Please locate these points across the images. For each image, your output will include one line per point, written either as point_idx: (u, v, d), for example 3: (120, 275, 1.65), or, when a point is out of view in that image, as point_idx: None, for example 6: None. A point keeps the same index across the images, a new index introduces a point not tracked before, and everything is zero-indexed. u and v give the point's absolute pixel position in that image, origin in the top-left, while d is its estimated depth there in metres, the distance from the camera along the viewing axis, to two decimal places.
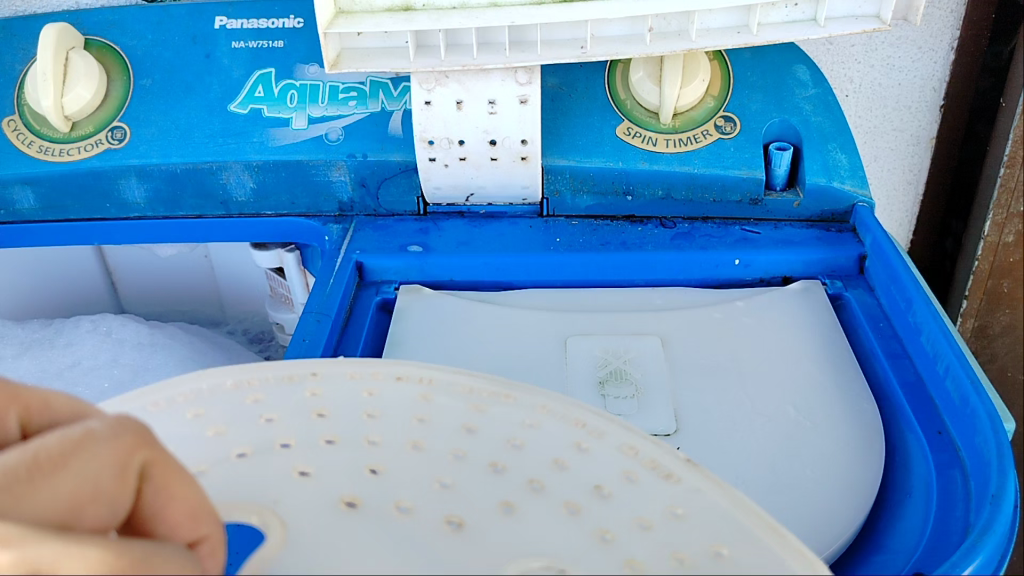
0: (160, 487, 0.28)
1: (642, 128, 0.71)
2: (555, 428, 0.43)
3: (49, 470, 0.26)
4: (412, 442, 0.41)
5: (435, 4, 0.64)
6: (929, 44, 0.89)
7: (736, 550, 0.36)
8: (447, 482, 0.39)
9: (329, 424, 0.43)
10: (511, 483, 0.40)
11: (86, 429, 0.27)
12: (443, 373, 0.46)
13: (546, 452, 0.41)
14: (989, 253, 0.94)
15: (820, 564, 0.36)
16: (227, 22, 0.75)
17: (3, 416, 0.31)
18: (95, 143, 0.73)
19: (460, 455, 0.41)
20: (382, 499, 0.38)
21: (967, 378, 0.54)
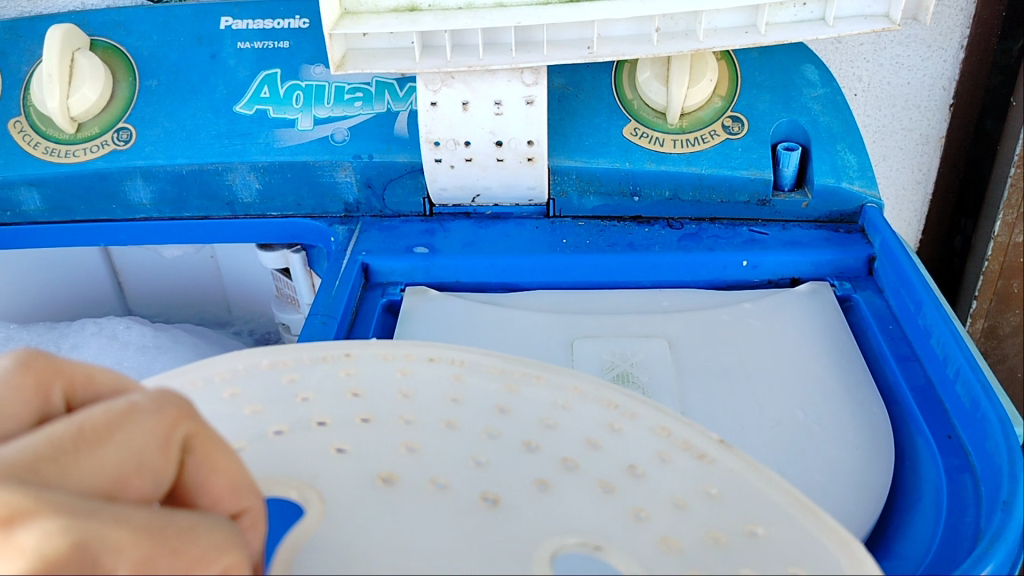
0: (202, 459, 0.29)
1: (649, 129, 0.71)
2: (588, 408, 0.43)
3: (94, 443, 0.26)
4: (446, 421, 0.41)
5: (440, 4, 0.64)
6: (939, 42, 0.88)
7: (771, 530, 0.36)
8: (482, 460, 0.39)
9: (364, 403, 0.42)
10: (546, 462, 0.39)
11: (131, 403, 0.27)
12: (473, 355, 0.46)
13: (580, 432, 0.41)
14: (999, 253, 0.93)
15: (855, 543, 0.36)
16: (232, 22, 0.75)
17: (48, 391, 0.30)
18: (101, 144, 0.73)
19: (493, 434, 0.41)
20: (418, 475, 0.38)
21: (977, 383, 0.53)
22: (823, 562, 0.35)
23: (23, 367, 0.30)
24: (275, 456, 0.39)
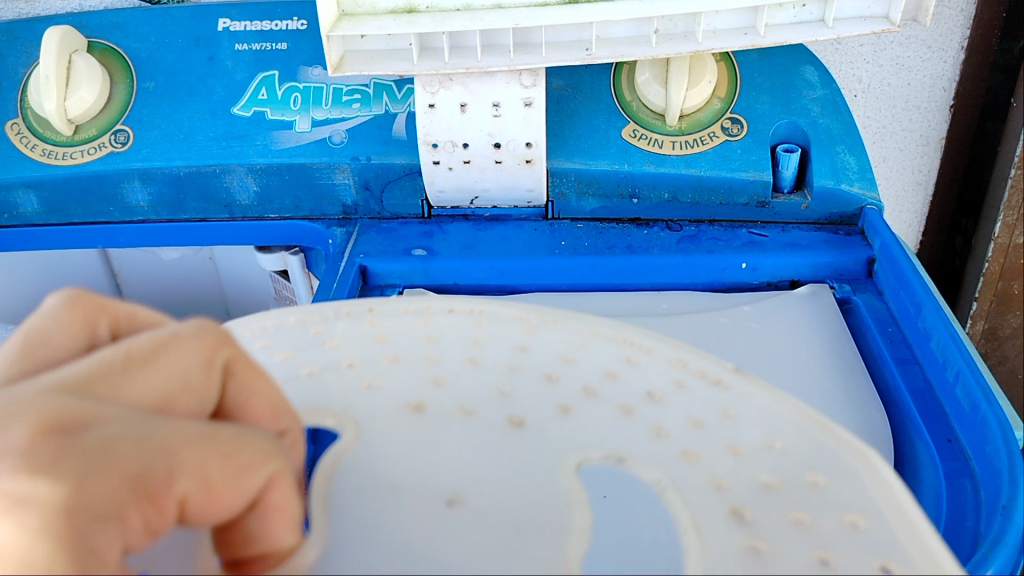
0: (242, 382, 0.29)
1: (647, 130, 0.71)
2: (604, 342, 0.42)
3: (140, 364, 0.26)
4: (468, 358, 0.41)
5: (439, 6, 0.63)
6: (938, 43, 0.88)
7: (790, 443, 0.36)
8: (506, 389, 0.39)
9: (391, 345, 0.42)
10: (566, 391, 0.39)
11: (172, 332, 0.27)
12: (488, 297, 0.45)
13: (598, 363, 0.40)
14: (1000, 255, 0.93)
15: (872, 453, 0.35)
16: (230, 24, 0.74)
17: (95, 326, 0.28)
18: (98, 146, 0.73)
19: (514, 367, 0.40)
20: (445, 402, 0.38)
21: (977, 386, 0.53)
22: (844, 477, 0.34)
23: (69, 304, 0.28)
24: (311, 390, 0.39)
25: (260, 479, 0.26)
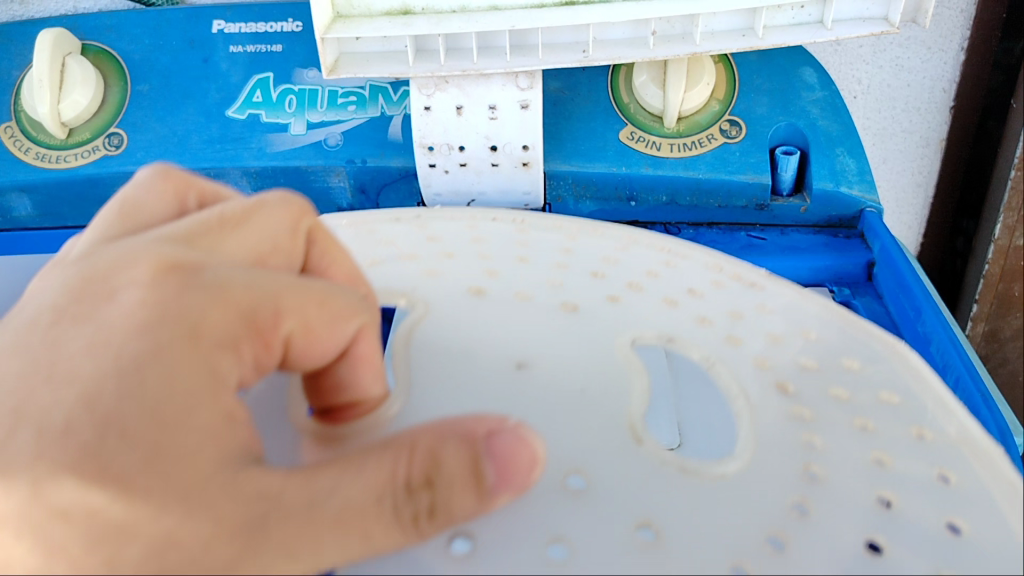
0: (323, 251, 0.39)
1: (645, 132, 0.70)
2: (693, 266, 0.54)
3: (234, 223, 0.35)
4: (556, 264, 0.53)
5: (434, 7, 0.63)
6: (939, 44, 0.87)
7: (821, 333, 0.48)
8: (557, 283, 0.50)
9: (488, 261, 0.53)
10: (612, 284, 0.51)
11: (259, 201, 0.37)
12: (532, 216, 0.60)
13: (640, 268, 0.53)
14: (1000, 257, 0.92)
15: (901, 344, 0.46)
16: (224, 26, 0.74)
17: (185, 197, 0.38)
18: (92, 149, 0.72)
19: (597, 275, 0.52)
20: (549, 298, 0.48)
21: (976, 392, 0.52)
22: (884, 371, 0.44)
23: (163, 176, 0.39)
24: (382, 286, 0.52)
25: (350, 327, 0.34)
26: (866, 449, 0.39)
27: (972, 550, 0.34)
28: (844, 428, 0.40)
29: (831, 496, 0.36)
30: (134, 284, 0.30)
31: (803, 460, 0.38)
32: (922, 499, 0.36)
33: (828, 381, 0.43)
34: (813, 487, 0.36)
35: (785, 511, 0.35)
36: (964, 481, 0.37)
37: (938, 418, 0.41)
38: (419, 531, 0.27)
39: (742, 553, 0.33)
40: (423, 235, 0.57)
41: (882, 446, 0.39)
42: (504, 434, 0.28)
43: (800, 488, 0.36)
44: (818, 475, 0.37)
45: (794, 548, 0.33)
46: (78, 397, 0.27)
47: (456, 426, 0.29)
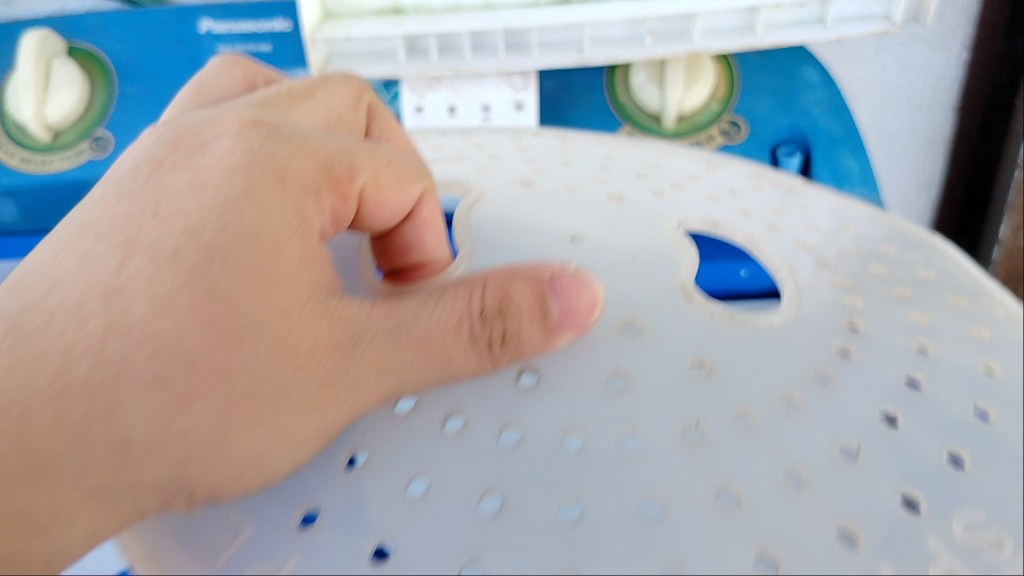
0: (381, 124, 0.48)
1: (644, 133, 0.68)
2: (732, 172, 0.52)
3: (303, 91, 0.44)
4: (601, 167, 0.51)
5: (426, 6, 0.61)
6: (942, 43, 0.86)
7: (868, 231, 0.46)
8: (600, 181, 0.49)
9: (529, 163, 0.52)
10: (654, 184, 0.49)
11: (324, 77, 0.46)
12: (573, 138, 0.59)
13: (682, 172, 0.52)
14: (1005, 257, 0.89)
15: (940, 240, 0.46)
16: (212, 26, 0.72)
17: (258, 76, 0.50)
18: (77, 153, 0.71)
19: (641, 176, 0.50)
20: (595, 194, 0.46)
21: None
22: (928, 260, 0.44)
23: (235, 65, 0.49)
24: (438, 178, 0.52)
25: (415, 188, 0.42)
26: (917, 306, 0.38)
27: (1012, 390, 0.33)
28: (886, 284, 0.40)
29: (884, 341, 0.35)
30: (223, 137, 0.37)
31: (848, 306, 0.37)
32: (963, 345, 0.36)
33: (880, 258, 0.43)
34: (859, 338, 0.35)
35: (831, 352, 0.34)
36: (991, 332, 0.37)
37: (977, 295, 0.41)
38: (493, 356, 0.33)
39: (748, 400, 0.31)
40: (470, 145, 0.58)
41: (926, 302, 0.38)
42: (566, 277, 0.34)
43: (843, 334, 0.35)
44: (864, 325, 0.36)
45: (841, 386, 0.32)
46: (184, 227, 0.32)
47: (523, 270, 0.35)
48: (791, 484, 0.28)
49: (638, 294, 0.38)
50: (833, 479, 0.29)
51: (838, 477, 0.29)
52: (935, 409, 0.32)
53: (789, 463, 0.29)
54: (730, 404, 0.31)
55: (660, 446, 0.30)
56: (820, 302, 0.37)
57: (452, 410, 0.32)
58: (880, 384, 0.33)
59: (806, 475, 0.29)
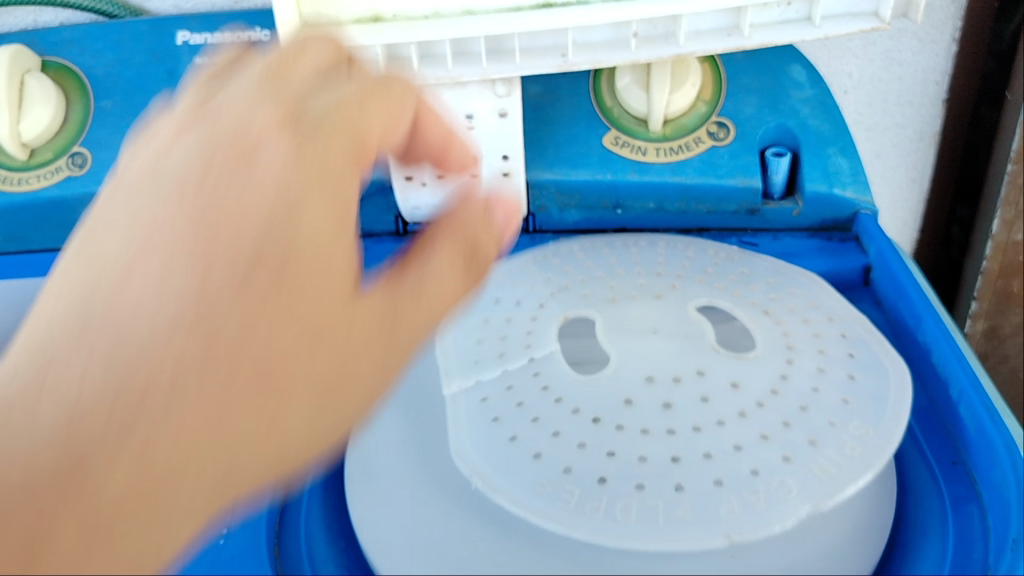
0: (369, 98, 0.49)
1: (630, 137, 0.68)
2: (676, 252, 0.65)
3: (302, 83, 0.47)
4: (589, 295, 0.59)
5: (405, 13, 0.59)
6: (931, 36, 0.85)
7: (774, 276, 0.61)
8: (615, 300, 0.58)
9: (532, 308, 0.59)
10: (629, 283, 0.60)
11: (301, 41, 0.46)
12: (553, 250, 0.66)
13: (652, 273, 0.62)
14: (998, 253, 0.92)
15: (789, 264, 0.63)
16: (189, 37, 0.71)
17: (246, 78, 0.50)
18: (55, 170, 0.70)
19: (613, 288, 0.60)
20: (631, 397, 0.50)
21: (981, 407, 0.49)
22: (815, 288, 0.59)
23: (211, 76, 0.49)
24: (463, 339, 0.57)
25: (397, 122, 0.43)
26: (834, 393, 0.50)
27: (883, 374, 0.51)
28: (811, 361, 0.52)
29: (800, 378, 0.51)
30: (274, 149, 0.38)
31: (781, 371, 0.51)
32: (876, 406, 0.49)
33: (813, 327, 0.55)
34: (785, 383, 0.50)
35: (800, 441, 0.47)
36: (866, 354, 0.53)
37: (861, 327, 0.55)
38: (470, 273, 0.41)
39: (737, 380, 0.50)
40: (478, 323, 0.59)
41: (846, 355, 0.53)
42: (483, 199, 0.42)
43: (803, 452, 0.46)
44: (792, 377, 0.51)
45: (784, 394, 0.50)
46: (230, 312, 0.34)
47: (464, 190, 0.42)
48: (784, 457, 0.46)
49: (669, 353, 0.53)
50: (811, 425, 0.48)
51: (834, 438, 0.47)
52: (869, 394, 0.50)
53: (785, 419, 0.48)
54: (749, 400, 0.49)
55: (739, 477, 0.45)
56: (760, 334, 0.54)
57: (629, 397, 0.50)
58: (805, 370, 0.51)
59: (792, 421, 0.48)
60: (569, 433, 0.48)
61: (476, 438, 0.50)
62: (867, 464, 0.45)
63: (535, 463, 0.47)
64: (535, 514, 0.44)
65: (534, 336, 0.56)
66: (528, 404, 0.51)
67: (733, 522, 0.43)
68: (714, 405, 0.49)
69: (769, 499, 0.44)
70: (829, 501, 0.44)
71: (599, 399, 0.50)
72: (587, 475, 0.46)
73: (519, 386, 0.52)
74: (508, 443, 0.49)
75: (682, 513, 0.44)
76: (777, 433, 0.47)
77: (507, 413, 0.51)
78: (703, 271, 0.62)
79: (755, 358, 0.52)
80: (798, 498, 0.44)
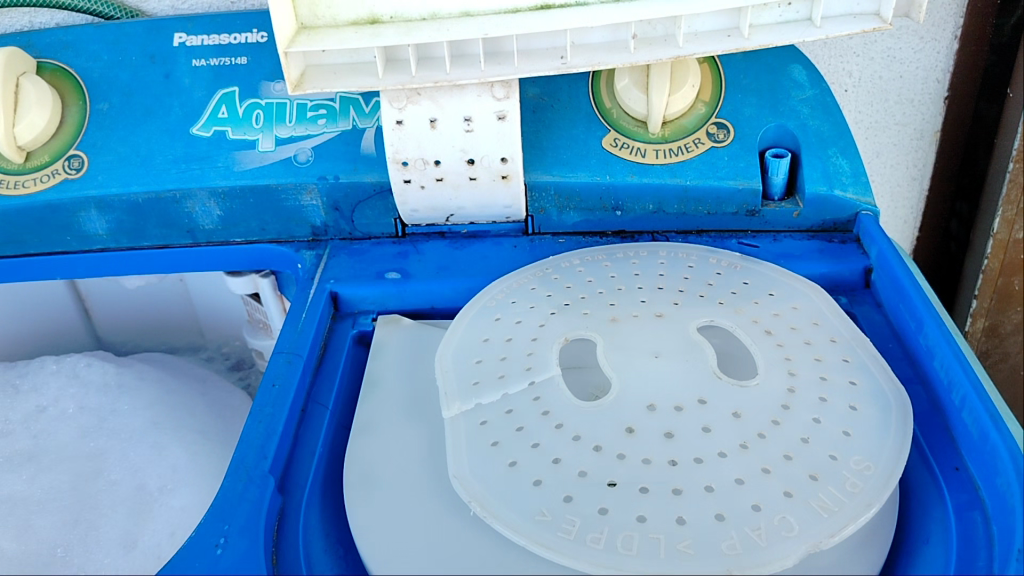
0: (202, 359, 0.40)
1: (629, 139, 0.67)
2: (678, 262, 0.64)
3: None
4: (590, 313, 0.59)
5: (403, 15, 0.60)
6: (932, 33, 0.84)
7: (778, 290, 0.61)
8: (615, 319, 0.59)
9: (534, 325, 0.59)
10: (630, 301, 0.60)
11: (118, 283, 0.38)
12: (554, 264, 0.65)
13: (654, 288, 0.62)
14: (1000, 251, 0.91)
15: (793, 275, 0.63)
16: (186, 39, 0.71)
17: None
18: (51, 173, 0.69)
19: (614, 304, 0.60)
20: (631, 427, 0.50)
21: (984, 412, 0.49)
22: (818, 307, 0.59)
23: None
24: (464, 360, 0.57)
25: None
26: (836, 424, 0.50)
27: (886, 403, 0.51)
28: (814, 388, 0.52)
29: (802, 408, 0.51)
30: None
31: (782, 401, 0.51)
32: (878, 439, 0.49)
33: (815, 351, 0.55)
34: (786, 413, 0.50)
35: (802, 478, 0.47)
36: (869, 381, 0.53)
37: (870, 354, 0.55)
38: None
39: (739, 410, 0.51)
40: (478, 341, 0.59)
41: (848, 383, 0.53)
42: None
43: (806, 490, 0.46)
44: (794, 408, 0.51)
45: (786, 425, 0.50)
46: None
47: None
48: (785, 492, 0.46)
49: (671, 384, 0.53)
50: (812, 459, 0.48)
51: (836, 473, 0.47)
52: (870, 426, 0.50)
53: (786, 452, 0.48)
54: (750, 431, 0.49)
55: (740, 513, 0.45)
56: (762, 357, 0.54)
57: (630, 426, 0.50)
58: (807, 399, 0.51)
59: (793, 455, 0.48)
60: (571, 461, 0.49)
61: (475, 463, 0.50)
62: (869, 502, 0.45)
63: (536, 491, 0.47)
64: (535, 544, 0.45)
65: (534, 358, 0.56)
66: (529, 429, 0.51)
67: (734, 558, 0.43)
68: (715, 436, 0.49)
69: (771, 535, 0.44)
70: (830, 539, 0.44)
71: (601, 428, 0.50)
72: (588, 504, 0.46)
73: (520, 410, 0.53)
74: (508, 469, 0.49)
75: (684, 547, 0.44)
76: (778, 467, 0.47)
77: (508, 438, 0.51)
78: (705, 284, 0.62)
79: (757, 385, 0.52)
80: (799, 536, 0.44)
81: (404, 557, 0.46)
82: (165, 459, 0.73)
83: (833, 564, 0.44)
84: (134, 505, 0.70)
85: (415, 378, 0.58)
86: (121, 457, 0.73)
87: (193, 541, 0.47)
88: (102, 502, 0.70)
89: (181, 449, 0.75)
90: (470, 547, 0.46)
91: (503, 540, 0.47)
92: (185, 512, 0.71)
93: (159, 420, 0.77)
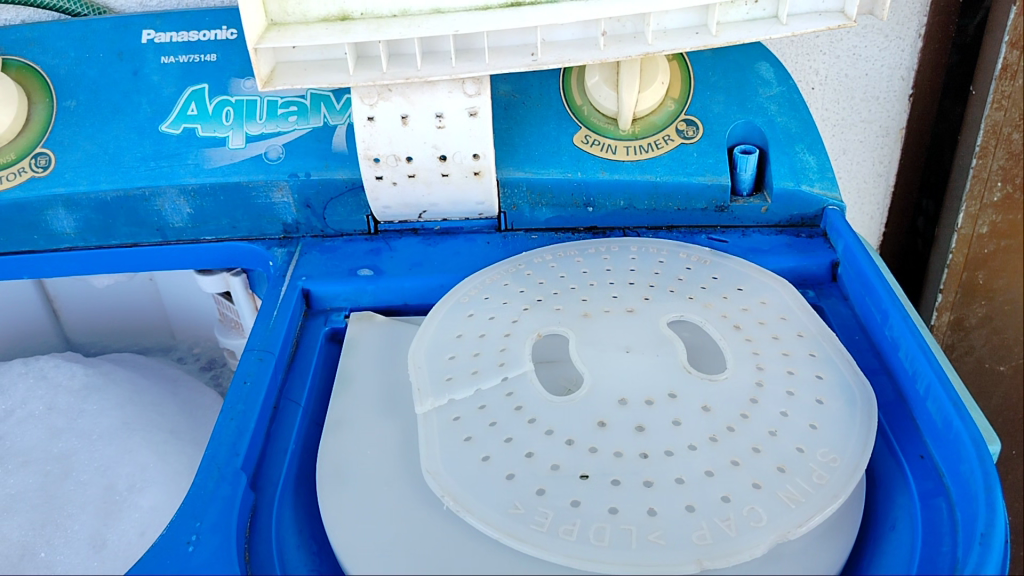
0: None
1: (599, 135, 0.68)
2: (647, 257, 0.65)
3: None
4: (562, 308, 0.60)
5: (374, 12, 0.60)
6: (896, 32, 0.86)
7: (747, 286, 0.62)
8: (588, 314, 0.59)
9: (505, 322, 0.59)
10: (602, 297, 0.61)
11: None
12: (526, 260, 0.66)
13: (624, 283, 0.62)
14: (964, 246, 0.94)
15: (764, 271, 0.64)
16: (154, 36, 0.70)
17: None
18: (17, 172, 0.68)
19: (585, 300, 0.60)
20: (601, 424, 0.50)
21: (948, 401, 0.50)
22: (786, 301, 0.60)
23: None
24: (436, 357, 0.57)
25: None
26: (803, 417, 0.51)
27: (844, 394, 0.52)
28: (781, 382, 0.53)
29: (770, 402, 0.52)
30: None
31: (750, 394, 0.52)
32: (845, 430, 0.50)
33: (783, 345, 0.56)
34: (754, 407, 0.51)
35: (771, 470, 0.47)
36: (835, 375, 0.54)
37: (833, 350, 0.56)
38: None
39: (709, 401, 0.52)
40: (452, 336, 0.59)
41: (815, 376, 0.54)
42: None
43: (772, 480, 0.47)
44: (762, 401, 0.52)
45: (755, 418, 0.50)
46: None
47: None
48: (754, 485, 0.47)
49: (642, 382, 0.53)
50: (780, 451, 0.49)
51: (803, 464, 0.48)
52: (836, 418, 0.51)
53: (754, 444, 0.49)
54: (719, 424, 0.50)
55: (709, 504, 0.46)
56: (731, 353, 0.55)
57: (602, 419, 0.51)
58: (775, 392, 0.52)
59: (762, 447, 0.49)
60: (543, 455, 0.49)
61: (448, 456, 0.50)
62: (835, 493, 0.46)
63: (509, 485, 0.48)
64: (507, 536, 0.45)
65: (507, 354, 0.56)
66: (502, 424, 0.51)
67: (704, 548, 0.44)
68: (686, 430, 0.50)
69: (740, 525, 0.44)
70: (797, 529, 0.44)
71: (572, 422, 0.51)
72: (560, 497, 0.47)
73: (493, 406, 0.53)
74: (480, 463, 0.49)
75: (655, 538, 0.44)
76: (747, 459, 0.48)
77: (480, 432, 0.51)
78: (674, 280, 0.62)
79: (726, 378, 0.53)
80: (767, 526, 0.44)
81: (375, 552, 0.46)
82: (134, 458, 0.73)
83: (800, 552, 0.45)
84: (102, 504, 0.69)
85: (388, 375, 0.58)
86: (90, 458, 0.72)
87: (164, 539, 0.47)
88: (70, 501, 0.69)
89: (150, 450, 0.74)
90: (441, 541, 0.47)
91: (475, 534, 0.47)
92: (156, 512, 0.69)
93: (129, 420, 0.76)
